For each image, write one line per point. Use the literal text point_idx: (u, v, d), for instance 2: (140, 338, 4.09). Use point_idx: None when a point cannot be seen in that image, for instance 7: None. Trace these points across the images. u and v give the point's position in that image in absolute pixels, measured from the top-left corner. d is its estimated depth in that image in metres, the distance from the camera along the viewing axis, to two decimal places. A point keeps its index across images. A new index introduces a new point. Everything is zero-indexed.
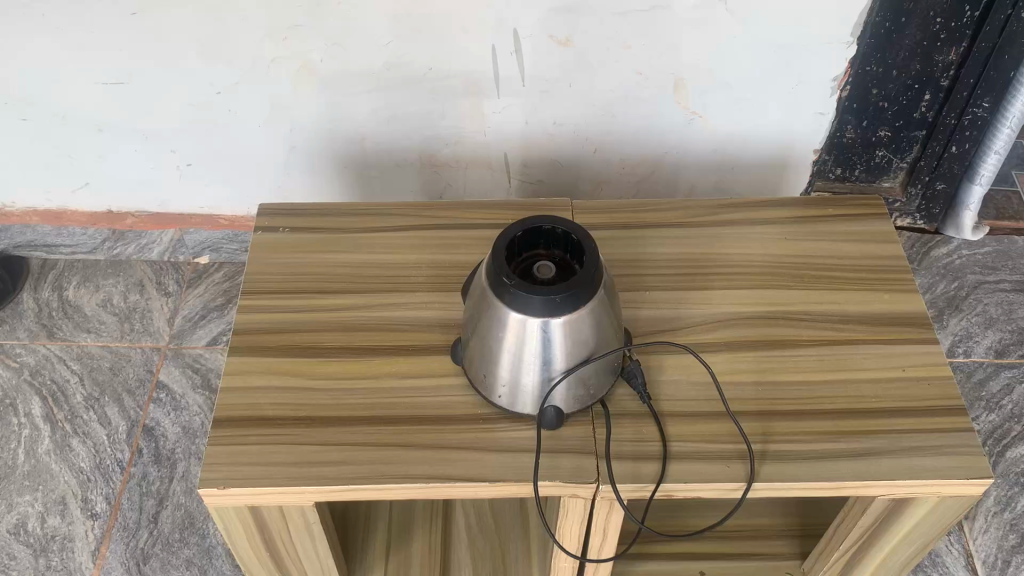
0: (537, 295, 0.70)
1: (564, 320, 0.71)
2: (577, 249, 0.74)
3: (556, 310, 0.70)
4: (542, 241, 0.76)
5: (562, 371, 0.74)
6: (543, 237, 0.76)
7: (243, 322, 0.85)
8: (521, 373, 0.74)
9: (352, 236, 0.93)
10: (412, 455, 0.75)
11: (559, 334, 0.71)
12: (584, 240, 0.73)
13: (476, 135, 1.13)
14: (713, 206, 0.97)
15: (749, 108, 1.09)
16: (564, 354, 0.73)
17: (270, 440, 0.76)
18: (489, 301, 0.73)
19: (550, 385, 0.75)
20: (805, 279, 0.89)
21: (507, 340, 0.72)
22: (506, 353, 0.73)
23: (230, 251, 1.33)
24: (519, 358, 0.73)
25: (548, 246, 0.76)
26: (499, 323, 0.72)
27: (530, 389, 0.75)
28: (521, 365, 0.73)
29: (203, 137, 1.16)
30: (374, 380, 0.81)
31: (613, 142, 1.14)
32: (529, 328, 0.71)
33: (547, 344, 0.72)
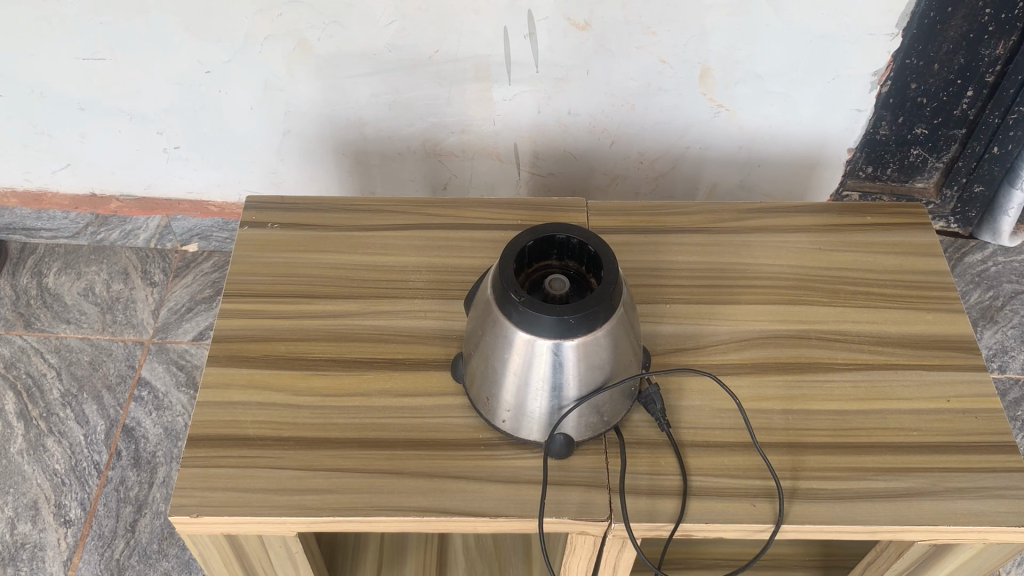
0: (548, 314, 0.62)
1: (578, 342, 0.63)
2: (594, 262, 0.67)
3: (569, 331, 0.62)
4: (555, 251, 0.69)
5: (574, 397, 0.66)
6: (557, 247, 0.68)
7: (225, 328, 0.78)
8: (529, 398, 0.67)
9: (347, 234, 0.86)
10: (405, 484, 0.68)
11: (571, 357, 0.64)
12: (602, 252, 0.66)
13: (483, 123, 1.05)
14: (739, 210, 0.89)
15: (779, 103, 1.01)
16: (577, 379, 0.65)
17: (249, 464, 0.69)
18: (494, 317, 0.65)
19: (559, 411, 0.67)
20: (840, 295, 0.81)
21: (513, 362, 0.65)
22: (512, 376, 0.66)
23: (219, 240, 1.26)
24: (526, 381, 0.66)
25: (562, 256, 0.69)
26: (505, 343, 0.65)
27: (537, 415, 0.68)
28: (528, 389, 0.66)
29: (191, 119, 1.08)
30: (365, 397, 0.74)
31: (631, 134, 1.06)
32: (538, 351, 0.63)
33: (558, 368, 0.64)
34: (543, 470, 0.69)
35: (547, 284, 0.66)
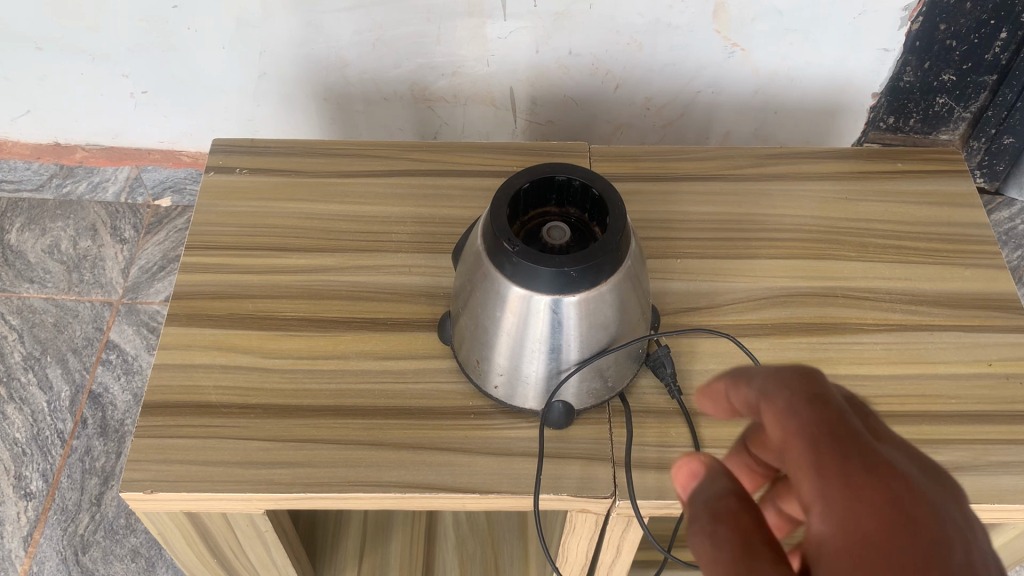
0: (545, 266, 0.54)
1: (580, 297, 0.55)
2: (598, 207, 0.59)
3: (570, 286, 0.55)
4: (554, 196, 0.60)
5: (576, 361, 0.59)
6: (557, 191, 0.60)
7: (186, 283, 0.70)
8: (524, 362, 0.59)
9: (324, 181, 0.78)
10: (385, 457, 0.61)
11: (573, 314, 0.56)
12: (607, 196, 0.57)
13: (476, 64, 0.96)
14: (757, 156, 0.81)
15: (800, 42, 0.92)
16: (580, 341, 0.58)
17: (211, 434, 0.62)
18: (485, 271, 0.58)
19: (559, 377, 0.60)
20: (868, 250, 0.74)
21: (507, 320, 0.58)
22: (505, 337, 0.59)
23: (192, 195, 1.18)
24: (522, 343, 0.58)
25: (562, 202, 0.61)
26: (498, 299, 0.57)
27: (534, 381, 0.60)
28: (523, 352, 0.59)
29: (157, 60, 0.99)
30: (342, 361, 0.66)
31: (636, 78, 0.97)
32: (534, 307, 0.56)
33: (558, 327, 0.57)
34: (540, 442, 0.61)
35: (544, 233, 0.57)
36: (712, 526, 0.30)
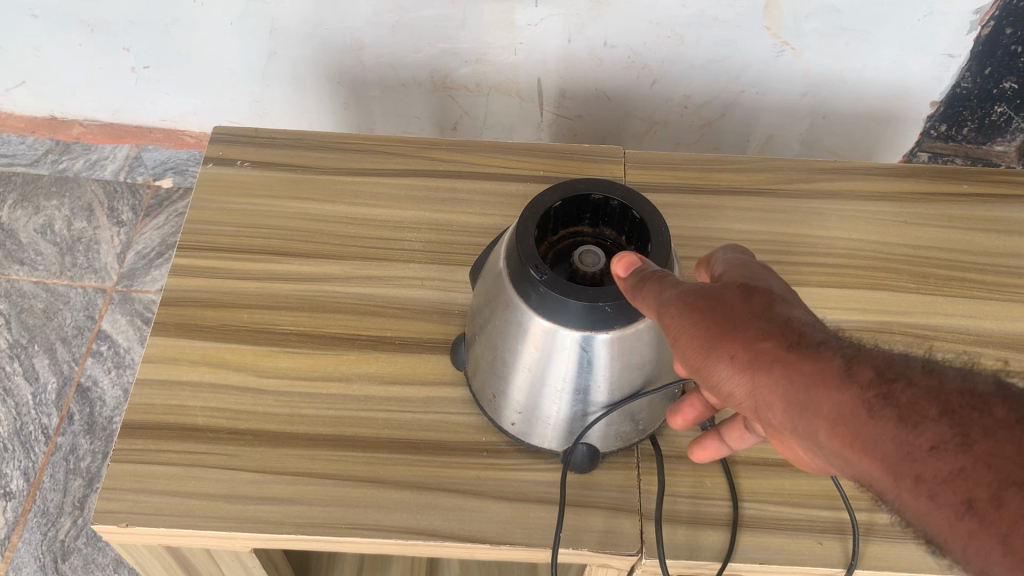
0: (576, 300, 0.47)
1: (613, 335, 0.49)
2: (637, 231, 0.52)
3: (603, 323, 0.48)
4: (588, 215, 0.53)
5: (604, 402, 0.52)
6: (591, 209, 0.53)
7: (176, 288, 0.64)
8: (545, 400, 0.53)
9: (333, 179, 0.71)
10: (386, 497, 0.55)
11: (604, 353, 0.50)
12: (649, 219, 0.50)
13: (502, 52, 0.89)
14: (808, 170, 0.73)
15: (857, 44, 0.84)
16: (610, 382, 0.51)
17: (193, 463, 0.56)
18: (507, 298, 0.51)
19: (584, 418, 0.53)
20: (929, 282, 0.66)
21: (529, 355, 0.51)
22: (526, 373, 0.52)
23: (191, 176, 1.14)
24: (544, 380, 0.52)
25: (597, 222, 0.54)
26: (520, 332, 0.51)
27: (555, 421, 0.54)
28: (545, 390, 0.52)
29: (159, 33, 0.92)
30: (343, 384, 0.60)
31: (675, 73, 0.90)
32: (561, 344, 0.49)
33: (586, 367, 0.50)
34: (560, 487, 0.55)
35: (576, 258, 0.50)
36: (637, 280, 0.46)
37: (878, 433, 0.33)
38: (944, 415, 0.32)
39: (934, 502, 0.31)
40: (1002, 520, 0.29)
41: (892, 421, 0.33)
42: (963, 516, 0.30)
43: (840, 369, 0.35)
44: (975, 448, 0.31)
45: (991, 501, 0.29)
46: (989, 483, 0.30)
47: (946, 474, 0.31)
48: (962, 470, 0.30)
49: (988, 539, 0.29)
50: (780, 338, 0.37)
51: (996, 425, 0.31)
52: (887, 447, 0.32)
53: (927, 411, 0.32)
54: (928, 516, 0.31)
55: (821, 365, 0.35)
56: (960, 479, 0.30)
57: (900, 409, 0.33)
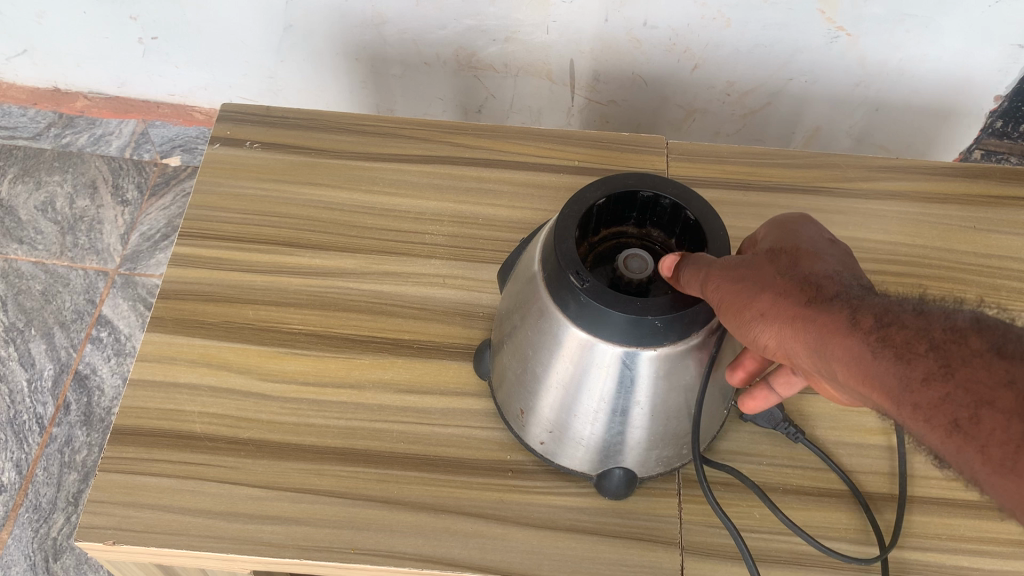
0: (620, 311, 0.41)
1: (660, 351, 0.43)
2: (691, 233, 0.46)
3: (652, 338, 0.42)
4: (634, 214, 0.48)
5: (644, 424, 0.46)
6: (639, 209, 0.47)
7: (175, 279, 0.58)
8: (577, 419, 0.47)
9: (349, 164, 0.65)
10: (399, 520, 0.49)
11: (648, 371, 0.43)
12: (706, 221, 0.44)
13: (534, 30, 0.82)
14: (866, 169, 0.67)
15: (918, 31, 0.77)
16: (652, 403, 0.45)
17: (188, 475, 0.50)
18: (541, 305, 0.45)
19: (622, 442, 0.47)
20: (1001, 295, 0.60)
21: (561, 369, 0.45)
22: (557, 388, 0.46)
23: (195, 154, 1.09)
24: (577, 398, 0.46)
25: (643, 222, 0.48)
26: (553, 343, 0.45)
27: (590, 445, 0.48)
28: (578, 409, 0.46)
29: (167, 3, 0.87)
30: (355, 391, 0.54)
31: (718, 58, 0.83)
32: (599, 359, 0.43)
33: (626, 385, 0.44)
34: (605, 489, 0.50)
35: (621, 262, 0.45)
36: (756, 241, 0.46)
37: (871, 372, 0.33)
38: (926, 346, 0.32)
39: (925, 426, 0.31)
40: (983, 432, 0.29)
41: (883, 356, 0.32)
42: (951, 433, 0.30)
43: (843, 315, 0.34)
44: (955, 374, 0.31)
45: (970, 418, 0.30)
46: (971, 404, 0.30)
47: (927, 400, 0.31)
48: (945, 396, 0.30)
49: (971, 456, 0.29)
50: (808, 293, 0.36)
51: (977, 353, 0.31)
52: (880, 381, 0.32)
53: (916, 344, 0.32)
54: (926, 439, 0.31)
55: (819, 316, 0.35)
56: (945, 403, 0.30)
57: (891, 345, 0.32)
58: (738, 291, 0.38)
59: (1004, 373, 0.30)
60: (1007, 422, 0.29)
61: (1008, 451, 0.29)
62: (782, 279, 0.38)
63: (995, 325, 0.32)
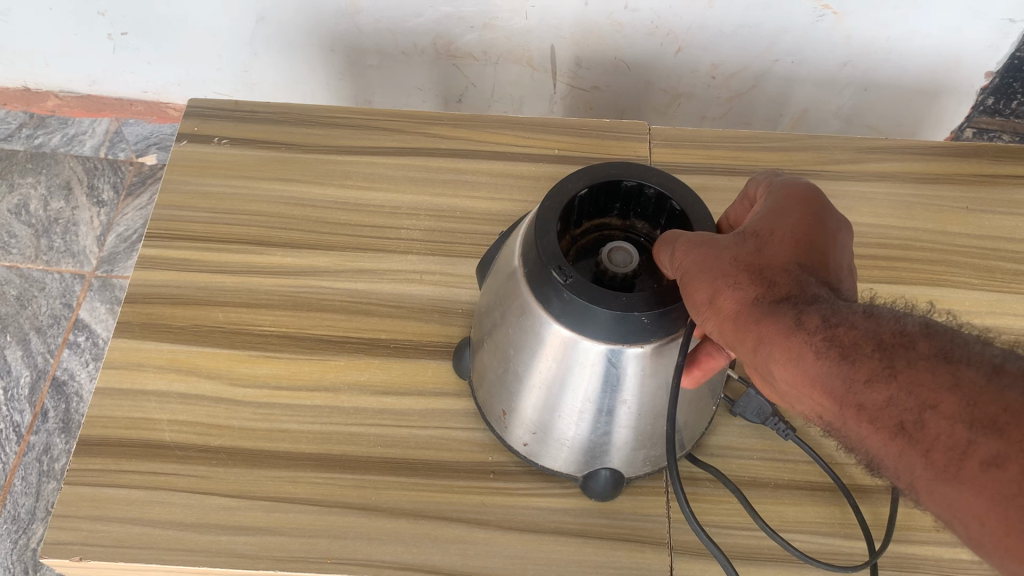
0: (606, 308, 0.39)
1: (646, 349, 0.40)
2: (677, 223, 0.44)
3: (640, 336, 0.40)
4: (618, 204, 0.46)
5: (630, 424, 0.44)
6: (623, 199, 0.45)
7: (143, 283, 0.56)
8: (561, 420, 0.45)
9: (322, 158, 0.63)
10: (376, 526, 0.48)
11: (634, 370, 0.41)
12: (692, 211, 0.42)
13: (513, 16, 0.80)
14: (854, 150, 0.65)
15: (907, 8, 0.75)
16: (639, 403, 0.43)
17: (157, 486, 0.48)
18: (521, 302, 0.42)
19: (608, 442, 0.45)
20: (995, 277, 0.58)
21: (544, 368, 0.43)
22: (540, 388, 0.44)
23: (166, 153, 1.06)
24: (560, 398, 0.44)
25: (627, 213, 0.46)
26: (535, 342, 0.42)
27: (574, 446, 0.46)
28: (562, 409, 0.44)
29: None
30: (330, 394, 0.52)
31: (703, 40, 0.81)
32: (583, 358, 0.41)
33: (611, 384, 0.42)
34: (590, 488, 0.48)
35: (605, 254, 0.42)
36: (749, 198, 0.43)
37: (817, 371, 0.32)
38: (871, 347, 0.31)
39: (869, 427, 0.31)
40: (928, 437, 0.29)
41: (830, 356, 0.32)
42: (896, 436, 0.30)
43: (790, 310, 0.33)
44: (900, 377, 0.30)
45: (916, 422, 0.29)
46: (916, 408, 0.29)
47: (872, 401, 0.30)
48: (889, 398, 0.30)
49: (913, 460, 0.29)
50: (756, 282, 0.35)
51: (922, 358, 0.30)
52: (826, 381, 0.32)
53: (863, 345, 0.31)
54: (868, 440, 0.31)
55: (769, 312, 0.34)
56: (889, 406, 0.30)
57: (839, 345, 0.32)
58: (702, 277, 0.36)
59: (949, 377, 0.29)
60: (950, 428, 0.28)
61: (952, 456, 0.28)
62: (731, 263, 0.36)
63: (940, 331, 0.31)
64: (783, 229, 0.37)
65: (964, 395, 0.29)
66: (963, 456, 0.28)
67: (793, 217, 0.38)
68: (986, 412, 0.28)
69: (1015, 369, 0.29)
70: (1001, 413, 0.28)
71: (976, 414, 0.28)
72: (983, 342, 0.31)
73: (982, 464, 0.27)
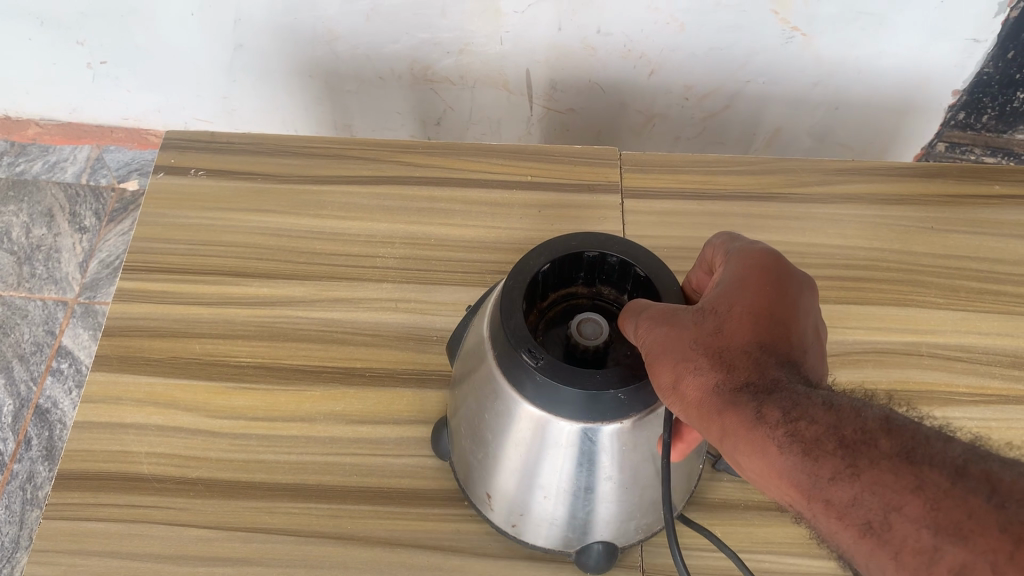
0: (579, 387, 0.37)
1: (625, 425, 0.39)
2: (644, 290, 0.43)
3: (617, 412, 0.38)
4: (582, 274, 0.45)
5: (615, 499, 0.43)
6: (586, 269, 0.44)
7: (120, 316, 0.57)
8: (543, 500, 0.43)
9: (298, 188, 0.64)
10: (353, 556, 0.48)
11: (612, 445, 0.40)
12: (659, 278, 0.41)
13: (487, 41, 0.81)
14: (822, 172, 0.67)
15: (874, 29, 0.77)
16: (621, 478, 0.41)
17: (135, 518, 0.49)
18: (491, 386, 0.41)
19: (594, 517, 0.44)
20: (960, 296, 0.60)
21: (518, 454, 0.41)
22: (519, 470, 0.42)
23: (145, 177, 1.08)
24: (540, 481, 0.42)
25: (592, 281, 0.45)
26: (507, 424, 0.41)
27: (560, 523, 0.44)
28: (543, 489, 0.43)
29: (114, 25, 0.86)
30: (306, 425, 0.53)
31: (675, 61, 0.82)
32: (557, 439, 0.40)
33: (590, 462, 0.40)
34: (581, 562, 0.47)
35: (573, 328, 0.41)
36: (706, 263, 0.43)
37: (781, 465, 0.31)
38: (834, 443, 0.30)
39: (836, 526, 0.29)
40: (895, 541, 0.28)
41: (791, 452, 0.30)
42: (863, 537, 0.28)
43: (750, 400, 0.32)
44: (864, 477, 0.29)
45: (882, 524, 0.28)
46: (880, 509, 0.28)
47: (837, 500, 0.29)
48: (853, 498, 0.29)
49: (881, 563, 0.28)
50: (716, 367, 0.34)
51: (886, 455, 0.29)
52: (791, 476, 0.30)
53: (824, 441, 0.30)
54: (836, 538, 0.30)
55: (730, 402, 0.33)
56: (854, 508, 0.29)
57: (800, 440, 0.30)
58: (662, 360, 0.35)
59: (914, 478, 0.28)
60: (918, 532, 0.27)
61: (922, 562, 0.27)
62: (692, 348, 0.35)
63: (904, 423, 0.30)
64: (742, 304, 0.36)
65: (930, 499, 0.27)
66: (931, 564, 0.27)
67: (754, 289, 0.36)
68: (953, 518, 0.27)
69: (981, 470, 0.27)
70: (969, 521, 0.26)
71: (942, 521, 0.27)
72: (948, 438, 0.29)
73: (952, 573, 0.26)
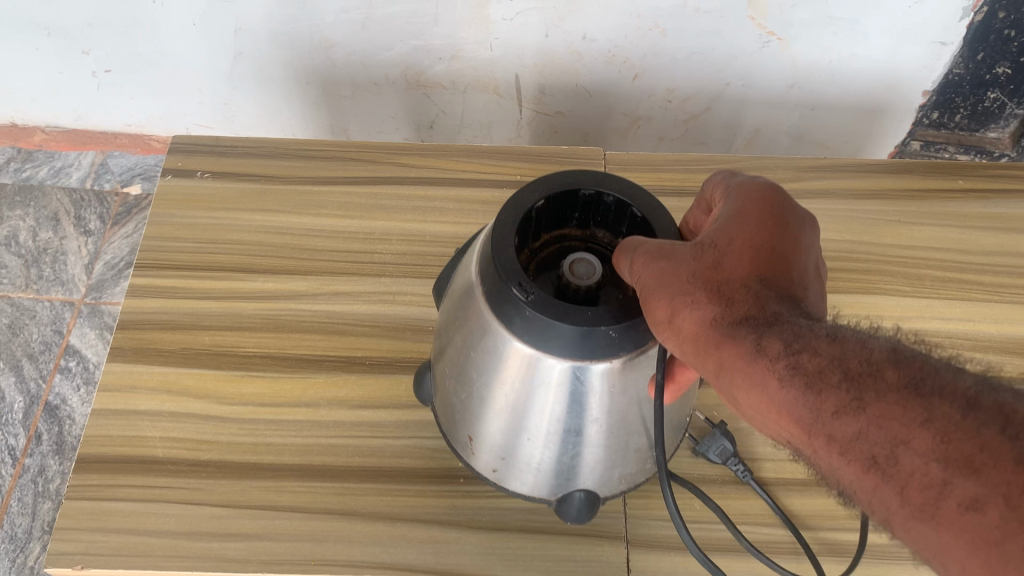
0: (569, 323, 0.40)
1: (611, 364, 0.41)
2: (637, 229, 0.45)
3: (603, 351, 0.41)
4: (576, 215, 0.47)
5: (599, 441, 0.46)
6: (581, 209, 0.46)
7: (133, 310, 0.60)
8: (530, 443, 0.46)
9: (299, 189, 0.67)
10: (356, 530, 0.52)
11: (599, 388, 0.42)
12: (652, 219, 0.44)
13: (477, 48, 0.85)
14: (796, 168, 0.70)
15: (846, 33, 0.81)
16: (606, 421, 0.44)
17: (152, 497, 0.52)
18: (482, 326, 0.43)
19: (578, 457, 0.46)
20: (924, 284, 0.63)
21: (508, 395, 0.44)
22: (507, 411, 0.45)
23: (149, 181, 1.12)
24: (527, 423, 0.45)
25: (586, 222, 0.47)
26: (498, 363, 0.43)
27: (544, 463, 0.47)
28: (530, 430, 0.45)
29: (120, 35, 0.90)
30: (310, 410, 0.56)
31: (657, 65, 0.86)
32: (546, 378, 0.42)
33: (577, 404, 0.43)
34: (563, 509, 0.50)
35: (565, 266, 0.43)
36: (707, 202, 0.45)
37: (783, 396, 0.33)
38: (838, 376, 0.32)
39: (840, 460, 0.31)
40: (902, 474, 0.30)
41: (794, 384, 0.33)
42: (869, 470, 0.30)
43: (751, 337, 0.34)
44: (870, 409, 0.31)
45: (889, 458, 0.30)
46: (887, 443, 0.30)
47: (843, 432, 0.31)
48: (859, 431, 0.31)
49: (890, 493, 0.30)
50: (714, 301, 0.36)
51: (892, 389, 0.31)
52: (792, 406, 0.33)
53: (829, 374, 0.32)
54: (838, 471, 0.32)
55: (732, 338, 0.35)
56: (860, 440, 0.31)
57: (803, 373, 0.33)
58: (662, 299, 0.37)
59: (921, 412, 0.30)
60: (927, 466, 0.29)
61: (929, 496, 0.29)
62: (692, 283, 0.37)
63: (909, 358, 0.32)
64: (740, 241, 0.38)
65: (939, 431, 0.29)
66: (940, 498, 0.29)
67: (752, 226, 0.38)
68: (962, 452, 0.29)
69: (991, 403, 0.30)
70: (979, 454, 0.28)
71: (952, 453, 0.29)
72: (954, 372, 0.32)
73: (962, 506, 0.28)
